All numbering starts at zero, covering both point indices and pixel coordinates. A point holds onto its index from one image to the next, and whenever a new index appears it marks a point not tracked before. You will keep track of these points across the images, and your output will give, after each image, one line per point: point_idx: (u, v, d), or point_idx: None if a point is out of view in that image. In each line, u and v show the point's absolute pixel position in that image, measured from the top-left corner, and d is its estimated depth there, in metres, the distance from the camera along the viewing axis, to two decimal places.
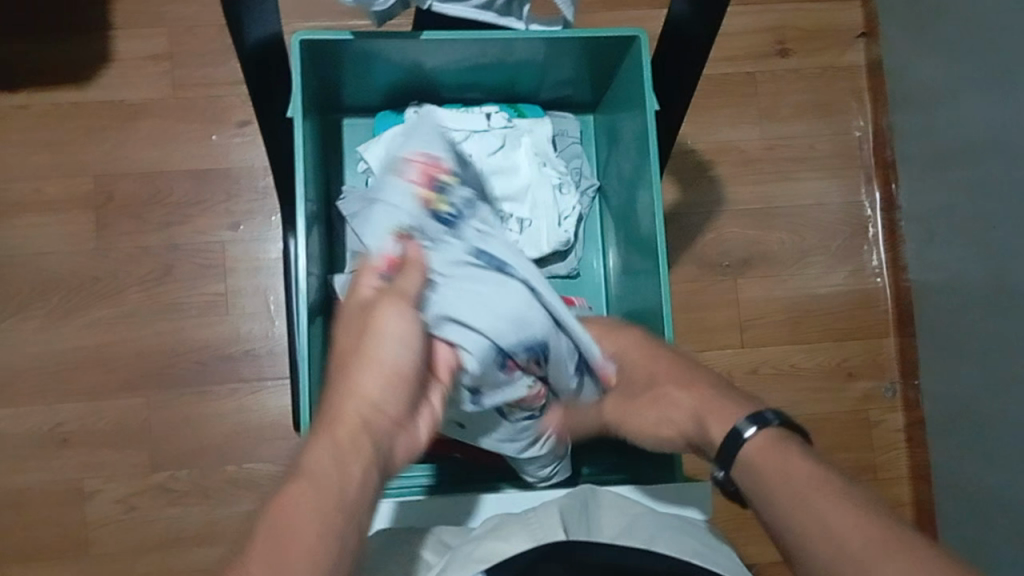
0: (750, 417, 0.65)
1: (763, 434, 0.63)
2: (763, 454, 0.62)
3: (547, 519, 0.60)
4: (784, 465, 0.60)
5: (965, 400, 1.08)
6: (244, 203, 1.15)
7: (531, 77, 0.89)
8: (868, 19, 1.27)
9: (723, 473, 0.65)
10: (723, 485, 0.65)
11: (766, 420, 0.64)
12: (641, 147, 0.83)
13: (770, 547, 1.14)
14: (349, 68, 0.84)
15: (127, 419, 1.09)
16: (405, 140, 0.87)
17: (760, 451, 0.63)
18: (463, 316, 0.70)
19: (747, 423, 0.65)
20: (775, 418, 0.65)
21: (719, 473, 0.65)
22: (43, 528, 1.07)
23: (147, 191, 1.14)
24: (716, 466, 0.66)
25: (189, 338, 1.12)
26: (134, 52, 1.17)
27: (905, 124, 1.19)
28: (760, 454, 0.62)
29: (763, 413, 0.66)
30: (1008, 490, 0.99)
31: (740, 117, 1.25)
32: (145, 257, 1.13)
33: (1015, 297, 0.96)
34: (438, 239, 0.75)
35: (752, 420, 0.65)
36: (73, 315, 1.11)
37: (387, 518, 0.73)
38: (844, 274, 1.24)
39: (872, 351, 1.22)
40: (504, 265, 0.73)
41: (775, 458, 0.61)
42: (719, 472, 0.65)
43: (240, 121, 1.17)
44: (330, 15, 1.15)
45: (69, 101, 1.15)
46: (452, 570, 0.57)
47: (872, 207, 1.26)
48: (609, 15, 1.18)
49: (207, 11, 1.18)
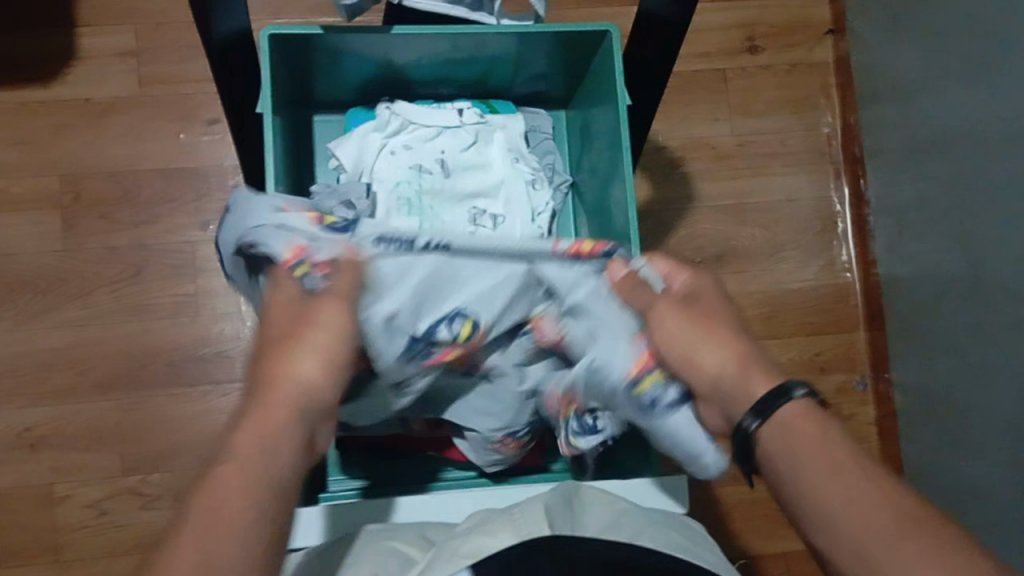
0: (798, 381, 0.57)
1: (807, 403, 0.56)
2: (805, 422, 0.54)
3: (534, 515, 0.59)
4: (821, 443, 0.53)
5: (938, 392, 1.09)
6: (215, 202, 1.14)
7: (504, 72, 0.89)
8: (835, 16, 1.29)
9: (753, 428, 0.56)
10: (746, 439, 0.57)
11: (814, 392, 0.56)
12: (613, 140, 0.83)
13: (746, 541, 1.15)
14: (319, 63, 0.84)
15: (97, 422, 1.08)
16: (377, 136, 0.86)
17: (795, 424, 0.55)
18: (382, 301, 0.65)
19: (795, 389, 0.56)
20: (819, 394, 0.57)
21: (746, 425, 0.57)
22: (12, 534, 1.05)
23: (115, 191, 1.13)
24: (747, 416, 0.57)
25: (160, 339, 1.10)
26: (100, 50, 1.15)
27: (873, 120, 1.21)
28: (802, 425, 0.54)
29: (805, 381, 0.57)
30: (982, 480, 1.01)
31: (711, 113, 1.26)
32: (115, 257, 1.11)
33: (986, 289, 0.97)
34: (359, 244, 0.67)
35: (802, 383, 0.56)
36: (41, 317, 1.09)
37: (314, 533, 0.71)
38: (815, 269, 1.25)
39: (844, 344, 1.23)
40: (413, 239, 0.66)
41: (815, 434, 0.54)
42: (753, 423, 0.56)
43: (210, 119, 1.15)
44: (300, 12, 1.14)
45: (34, 100, 1.13)
46: (439, 568, 0.56)
47: (842, 202, 1.27)
48: (581, 12, 1.18)
49: (175, 8, 1.17)
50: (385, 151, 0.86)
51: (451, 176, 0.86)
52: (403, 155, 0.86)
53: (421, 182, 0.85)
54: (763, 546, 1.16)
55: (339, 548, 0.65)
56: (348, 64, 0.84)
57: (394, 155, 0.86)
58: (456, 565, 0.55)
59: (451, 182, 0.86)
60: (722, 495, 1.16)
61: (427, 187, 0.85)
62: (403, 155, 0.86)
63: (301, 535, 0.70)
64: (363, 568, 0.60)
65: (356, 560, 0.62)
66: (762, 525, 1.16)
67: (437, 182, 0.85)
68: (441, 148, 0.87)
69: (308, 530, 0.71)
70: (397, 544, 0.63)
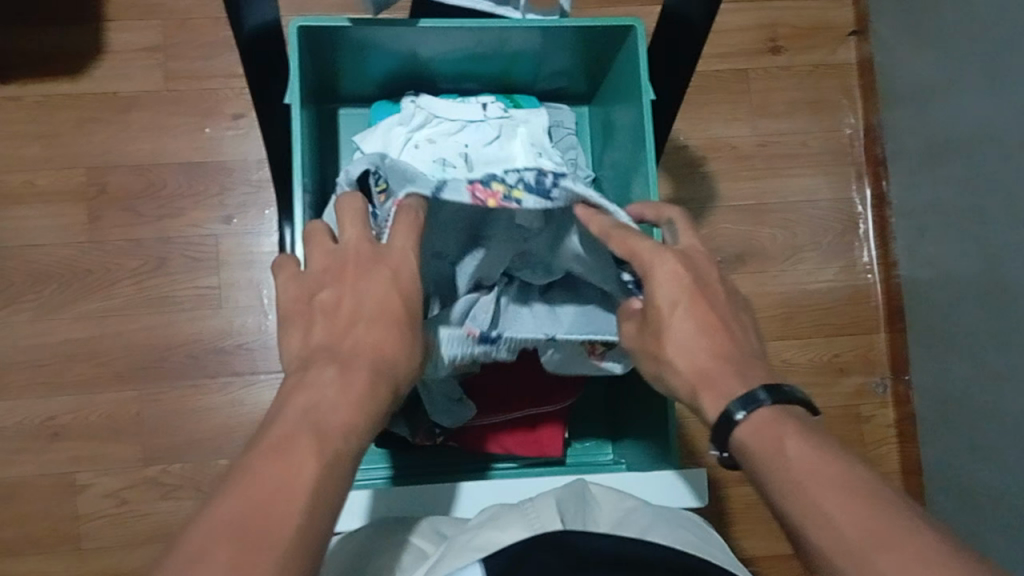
0: (736, 401, 0.56)
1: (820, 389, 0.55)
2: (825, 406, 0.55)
3: (548, 511, 0.56)
4: None
5: (956, 394, 1.08)
6: (238, 197, 1.15)
7: (527, 68, 0.90)
8: (858, 18, 1.28)
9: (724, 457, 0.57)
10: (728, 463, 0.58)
11: (757, 401, 0.55)
12: (636, 137, 0.83)
13: (761, 541, 1.16)
14: (345, 55, 0.84)
15: (117, 412, 1.09)
16: (401, 129, 0.87)
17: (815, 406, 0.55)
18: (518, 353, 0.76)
19: (736, 411, 0.56)
20: (770, 398, 0.55)
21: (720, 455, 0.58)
22: (32, 522, 1.06)
23: (139, 183, 1.14)
24: (714, 448, 0.58)
25: (181, 331, 1.11)
26: (126, 45, 1.16)
27: (895, 121, 1.20)
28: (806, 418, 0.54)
29: (754, 391, 0.56)
30: (996, 483, 1.00)
31: (732, 113, 1.26)
32: (137, 249, 1.12)
33: (1004, 290, 0.97)
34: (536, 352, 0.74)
35: (743, 401, 0.56)
36: (65, 307, 1.10)
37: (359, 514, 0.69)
38: (835, 270, 1.24)
39: (864, 345, 1.23)
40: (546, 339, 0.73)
41: None
42: (719, 454, 0.58)
43: (235, 114, 1.16)
44: (326, 8, 1.15)
45: (61, 93, 1.15)
46: (447, 564, 0.54)
47: (863, 204, 1.27)
48: (603, 11, 1.19)
49: (201, 3, 1.18)
50: (409, 144, 0.86)
51: (474, 169, 0.86)
52: (427, 149, 0.86)
53: (443, 175, 0.84)
54: (778, 548, 1.16)
55: (355, 542, 0.63)
56: (477, 60, 0.87)
57: (417, 148, 0.85)
58: (466, 559, 0.53)
59: None
60: (738, 497, 1.16)
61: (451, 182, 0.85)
62: (427, 148, 0.86)
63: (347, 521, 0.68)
64: (380, 562, 0.60)
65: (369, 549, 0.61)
66: (775, 527, 1.16)
67: (460, 175, 0.83)
68: (465, 143, 0.87)
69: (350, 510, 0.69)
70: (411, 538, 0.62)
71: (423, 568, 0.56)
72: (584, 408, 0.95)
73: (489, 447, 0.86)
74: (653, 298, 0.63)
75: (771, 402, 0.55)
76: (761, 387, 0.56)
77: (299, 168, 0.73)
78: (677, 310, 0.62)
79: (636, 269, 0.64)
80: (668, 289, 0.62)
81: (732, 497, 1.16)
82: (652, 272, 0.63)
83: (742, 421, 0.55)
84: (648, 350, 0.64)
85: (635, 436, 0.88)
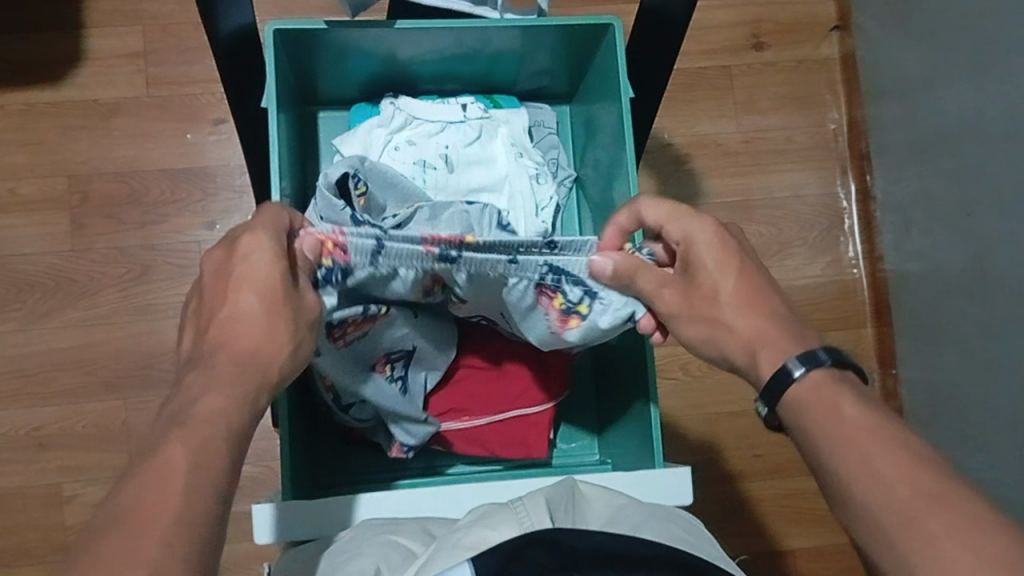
0: (796, 358, 0.57)
1: None
2: (816, 400, 0.55)
3: (538, 506, 0.54)
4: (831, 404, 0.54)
5: (947, 386, 1.08)
6: (222, 202, 1.15)
7: (507, 68, 0.90)
8: (840, 13, 1.29)
9: (767, 412, 0.59)
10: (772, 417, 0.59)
11: (819, 360, 0.56)
12: (618, 135, 0.82)
13: (752, 539, 1.15)
14: (323, 58, 0.84)
15: (104, 421, 1.08)
16: (381, 132, 0.86)
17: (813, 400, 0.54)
18: (490, 293, 0.70)
19: (794, 367, 0.57)
20: (829, 359, 0.57)
21: (761, 410, 0.59)
22: (20, 534, 1.05)
23: (122, 191, 1.13)
24: (759, 403, 0.59)
25: (166, 338, 1.11)
26: (106, 51, 1.16)
27: (880, 115, 1.20)
28: None
29: (814, 350, 0.57)
30: (985, 475, 1.00)
31: (717, 110, 1.25)
32: (122, 257, 1.12)
33: (993, 281, 0.97)
34: (512, 290, 0.67)
35: (803, 359, 0.57)
36: (48, 316, 1.10)
37: (280, 528, 0.67)
38: (823, 264, 1.24)
39: (852, 340, 1.23)
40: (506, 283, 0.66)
41: (829, 397, 0.54)
42: (763, 409, 0.59)
43: (217, 119, 1.16)
44: (306, 11, 1.15)
45: (42, 102, 1.14)
46: (435, 563, 0.52)
47: (848, 198, 1.27)
48: (584, 10, 1.19)
49: (181, 8, 1.17)
50: (389, 146, 0.86)
51: (455, 171, 0.86)
52: (408, 151, 0.86)
53: (425, 177, 0.85)
54: (770, 545, 1.15)
55: (341, 545, 0.63)
56: (457, 61, 0.87)
57: (398, 150, 0.86)
58: (455, 557, 0.52)
59: (454, 177, 0.86)
60: (729, 494, 1.16)
61: (431, 184, 0.86)
62: (408, 150, 0.86)
63: (266, 530, 0.67)
64: (362, 561, 0.58)
65: (356, 554, 0.60)
66: (767, 523, 1.16)
67: (442, 177, 0.86)
68: (446, 143, 0.86)
69: (275, 522, 0.67)
70: (401, 537, 0.61)
71: (412, 569, 0.54)
72: (571, 408, 0.95)
73: (474, 448, 0.86)
74: (699, 266, 0.64)
75: (831, 362, 0.57)
76: (821, 349, 0.58)
77: (277, 172, 0.73)
78: (728, 278, 0.64)
79: (675, 230, 0.65)
80: (715, 258, 0.64)
81: (722, 495, 1.16)
82: (697, 242, 0.64)
83: (799, 380, 0.56)
84: (703, 320, 0.64)
85: (620, 436, 0.88)
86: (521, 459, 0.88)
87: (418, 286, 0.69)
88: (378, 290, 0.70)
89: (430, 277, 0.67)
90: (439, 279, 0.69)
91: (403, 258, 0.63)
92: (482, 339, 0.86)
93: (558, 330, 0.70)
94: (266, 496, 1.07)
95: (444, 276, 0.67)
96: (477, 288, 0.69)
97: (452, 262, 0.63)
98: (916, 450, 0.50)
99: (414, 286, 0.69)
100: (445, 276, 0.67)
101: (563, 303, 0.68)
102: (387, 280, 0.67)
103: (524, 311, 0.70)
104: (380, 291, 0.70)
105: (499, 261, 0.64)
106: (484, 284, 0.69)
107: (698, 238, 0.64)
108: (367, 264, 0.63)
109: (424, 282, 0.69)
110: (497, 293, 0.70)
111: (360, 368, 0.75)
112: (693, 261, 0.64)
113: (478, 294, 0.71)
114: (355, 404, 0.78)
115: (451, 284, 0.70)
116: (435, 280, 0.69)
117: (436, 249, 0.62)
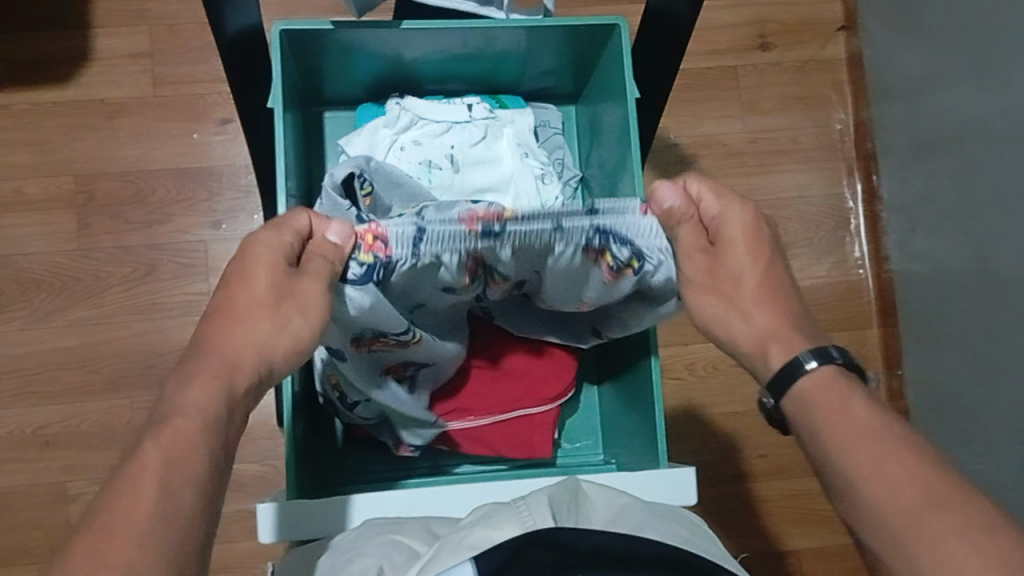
0: (810, 352, 0.57)
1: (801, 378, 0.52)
2: (821, 400, 0.55)
3: (539, 507, 0.55)
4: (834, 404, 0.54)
5: (951, 387, 1.08)
6: (228, 202, 1.15)
7: (513, 68, 0.90)
8: (846, 14, 1.29)
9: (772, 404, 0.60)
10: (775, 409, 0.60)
11: (830, 358, 0.56)
12: (623, 135, 0.82)
13: (756, 539, 1.15)
14: (329, 58, 0.84)
15: (108, 420, 1.08)
16: (387, 132, 0.86)
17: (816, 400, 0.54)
18: (539, 267, 0.69)
19: (807, 360, 0.57)
20: (839, 357, 0.57)
21: (767, 400, 0.60)
22: (24, 532, 1.06)
23: (128, 190, 1.14)
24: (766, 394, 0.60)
25: (171, 337, 1.11)
26: (112, 51, 1.16)
27: (885, 115, 1.20)
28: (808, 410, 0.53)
29: (824, 347, 0.57)
30: (989, 476, 1.00)
31: (722, 110, 1.25)
32: (127, 256, 1.12)
33: (998, 283, 0.96)
34: (558, 256, 0.66)
35: (816, 353, 0.57)
36: (54, 315, 1.10)
37: (283, 527, 0.67)
38: (828, 265, 1.24)
39: (857, 341, 1.22)
40: (551, 252, 0.66)
41: (833, 397, 0.55)
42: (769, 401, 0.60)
43: (223, 118, 1.16)
44: (312, 10, 1.15)
45: (48, 102, 1.14)
46: (439, 561, 0.52)
47: (854, 199, 1.26)
48: (590, 10, 1.19)
49: (187, 8, 1.18)
50: (395, 146, 0.86)
51: (461, 171, 0.86)
52: (413, 151, 0.86)
53: (430, 178, 0.85)
54: (774, 545, 1.15)
55: (345, 544, 0.63)
56: (463, 61, 0.87)
57: (404, 150, 0.86)
58: (458, 557, 0.52)
59: (459, 178, 0.86)
60: (732, 494, 1.16)
61: (437, 184, 0.86)
62: (413, 151, 0.86)
63: (269, 529, 0.67)
64: (365, 560, 0.58)
65: (359, 553, 0.60)
66: (770, 523, 1.16)
67: (446, 177, 0.86)
68: (451, 144, 0.87)
69: (278, 522, 0.67)
70: (404, 537, 0.61)
71: (415, 568, 0.55)
72: (575, 407, 0.95)
73: (479, 448, 0.86)
74: (727, 244, 0.64)
75: (842, 361, 0.56)
76: (834, 346, 0.57)
77: (283, 172, 0.73)
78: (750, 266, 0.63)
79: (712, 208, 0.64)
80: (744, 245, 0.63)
81: (725, 495, 1.16)
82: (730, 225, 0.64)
83: (805, 385, 0.56)
84: (720, 296, 0.64)
85: (625, 436, 0.88)
86: (524, 459, 0.88)
87: (462, 275, 0.68)
88: (421, 288, 0.69)
89: (475, 261, 0.66)
90: (483, 267, 0.68)
91: (445, 240, 0.62)
92: (485, 338, 0.86)
93: (614, 284, 0.70)
94: (270, 495, 1.07)
95: (488, 257, 0.66)
96: (525, 263, 0.68)
97: (495, 237, 0.63)
98: (918, 452, 0.50)
99: (460, 276, 0.68)
100: (487, 255, 0.65)
101: (615, 261, 0.67)
102: (432, 272, 0.67)
103: (574, 275, 0.70)
104: (423, 289, 0.69)
105: (543, 229, 0.63)
106: (530, 259, 0.68)
107: (734, 221, 0.64)
108: (407, 254, 0.63)
109: (468, 272, 0.68)
110: (547, 268, 0.69)
111: (375, 373, 0.74)
112: (721, 238, 0.64)
113: (524, 272, 0.70)
114: (360, 404, 0.78)
115: (496, 268, 0.69)
116: (479, 267, 0.68)
117: (478, 225, 0.62)
